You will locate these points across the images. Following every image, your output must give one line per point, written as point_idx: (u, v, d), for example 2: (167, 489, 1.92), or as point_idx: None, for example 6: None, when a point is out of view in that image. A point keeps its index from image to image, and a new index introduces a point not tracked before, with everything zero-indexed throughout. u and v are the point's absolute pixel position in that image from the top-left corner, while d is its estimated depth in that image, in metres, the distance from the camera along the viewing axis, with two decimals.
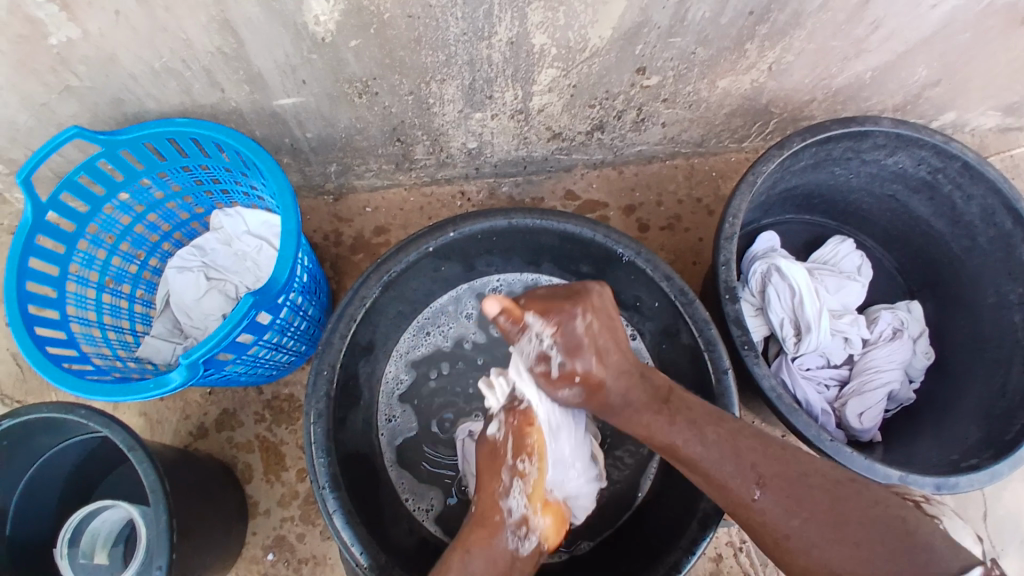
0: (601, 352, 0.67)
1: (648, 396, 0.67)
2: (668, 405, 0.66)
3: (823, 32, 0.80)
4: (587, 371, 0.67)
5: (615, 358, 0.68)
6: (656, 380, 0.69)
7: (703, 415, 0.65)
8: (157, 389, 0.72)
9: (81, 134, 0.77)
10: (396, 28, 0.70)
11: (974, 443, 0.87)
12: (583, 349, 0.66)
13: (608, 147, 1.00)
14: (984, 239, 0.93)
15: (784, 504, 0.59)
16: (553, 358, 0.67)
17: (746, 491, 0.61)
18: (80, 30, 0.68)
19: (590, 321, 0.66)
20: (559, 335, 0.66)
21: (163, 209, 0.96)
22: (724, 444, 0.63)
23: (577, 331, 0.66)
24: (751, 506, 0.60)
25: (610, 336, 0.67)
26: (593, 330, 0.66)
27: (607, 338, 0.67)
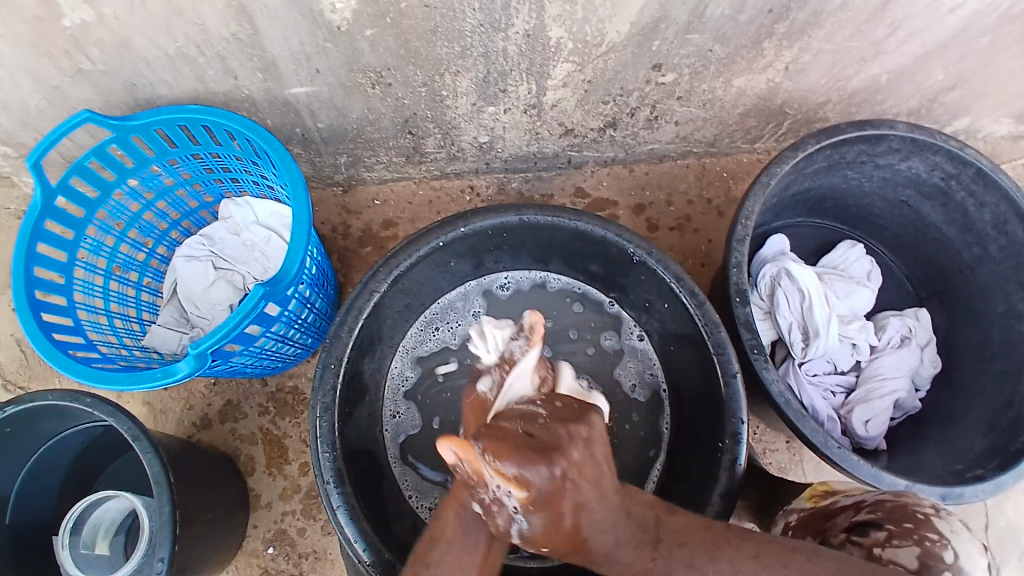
0: (579, 506, 0.52)
1: (635, 544, 0.54)
2: (658, 551, 0.54)
3: (842, 32, 0.79)
4: (556, 535, 0.53)
5: (596, 508, 0.53)
6: (643, 511, 0.56)
7: (699, 545, 0.55)
8: (162, 378, 0.72)
9: (92, 119, 0.76)
10: (412, 18, 0.70)
11: (981, 452, 0.86)
12: (560, 501, 0.51)
13: (620, 145, 1.00)
14: (996, 247, 0.92)
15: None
16: (514, 519, 0.52)
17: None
18: (95, 12, 0.67)
19: (568, 470, 0.51)
20: (525, 491, 0.50)
21: (173, 197, 0.95)
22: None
23: (555, 477, 0.50)
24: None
25: (593, 485, 0.53)
26: (582, 461, 0.52)
27: (605, 477, 0.54)
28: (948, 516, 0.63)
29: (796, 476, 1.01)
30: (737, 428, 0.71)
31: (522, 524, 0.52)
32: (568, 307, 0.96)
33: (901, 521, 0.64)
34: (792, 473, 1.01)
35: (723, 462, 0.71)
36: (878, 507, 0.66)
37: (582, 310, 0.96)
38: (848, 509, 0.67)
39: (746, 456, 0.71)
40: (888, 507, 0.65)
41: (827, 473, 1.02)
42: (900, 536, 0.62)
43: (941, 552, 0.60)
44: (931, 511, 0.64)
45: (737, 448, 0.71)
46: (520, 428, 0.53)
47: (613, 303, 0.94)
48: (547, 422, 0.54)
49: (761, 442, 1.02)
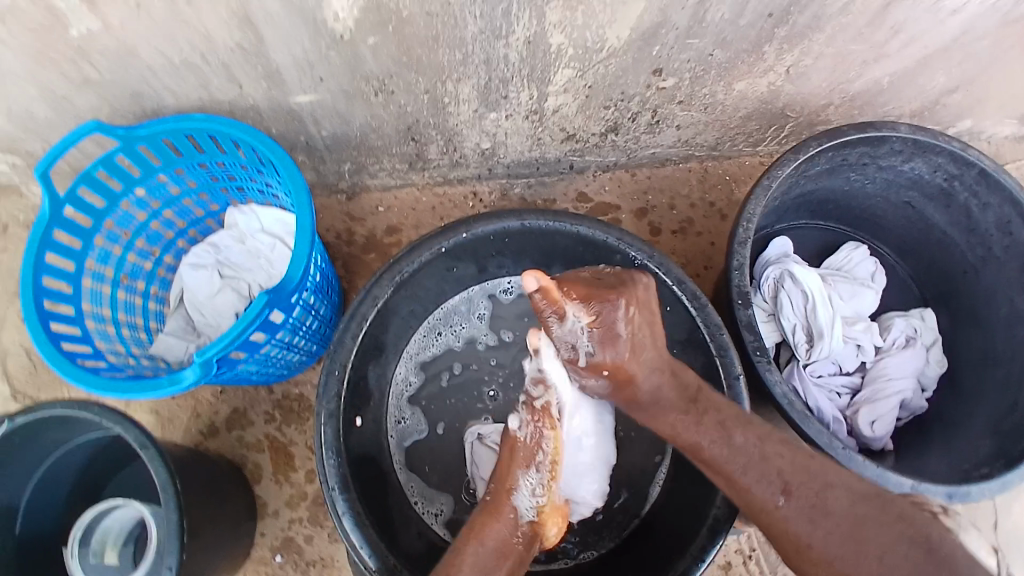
0: (634, 356, 0.66)
1: (676, 395, 0.67)
2: (694, 405, 0.66)
3: (842, 35, 0.79)
4: (619, 377, 0.67)
5: (648, 354, 0.67)
6: (687, 378, 0.68)
7: (732, 420, 0.66)
8: (169, 386, 0.72)
9: (100, 128, 0.77)
10: (414, 25, 0.71)
11: (988, 455, 0.86)
12: (617, 349, 0.65)
13: (622, 150, 1.00)
14: (1000, 248, 0.92)
15: (810, 512, 0.59)
16: (580, 351, 0.67)
17: (770, 498, 0.61)
18: (101, 21, 0.68)
19: (631, 315, 0.65)
20: (596, 344, 0.66)
21: (179, 206, 0.96)
22: (752, 450, 0.64)
23: (614, 328, 0.65)
24: (772, 512, 0.61)
25: (648, 341, 0.66)
26: (642, 300, 0.66)
27: (656, 321, 0.67)
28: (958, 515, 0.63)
29: None
30: None
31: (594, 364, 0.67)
32: None
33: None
34: None
35: None
36: None
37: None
38: None
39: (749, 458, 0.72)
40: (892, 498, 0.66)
41: None
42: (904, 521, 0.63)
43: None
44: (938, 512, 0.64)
45: None
46: (585, 274, 0.68)
47: None
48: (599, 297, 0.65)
49: None
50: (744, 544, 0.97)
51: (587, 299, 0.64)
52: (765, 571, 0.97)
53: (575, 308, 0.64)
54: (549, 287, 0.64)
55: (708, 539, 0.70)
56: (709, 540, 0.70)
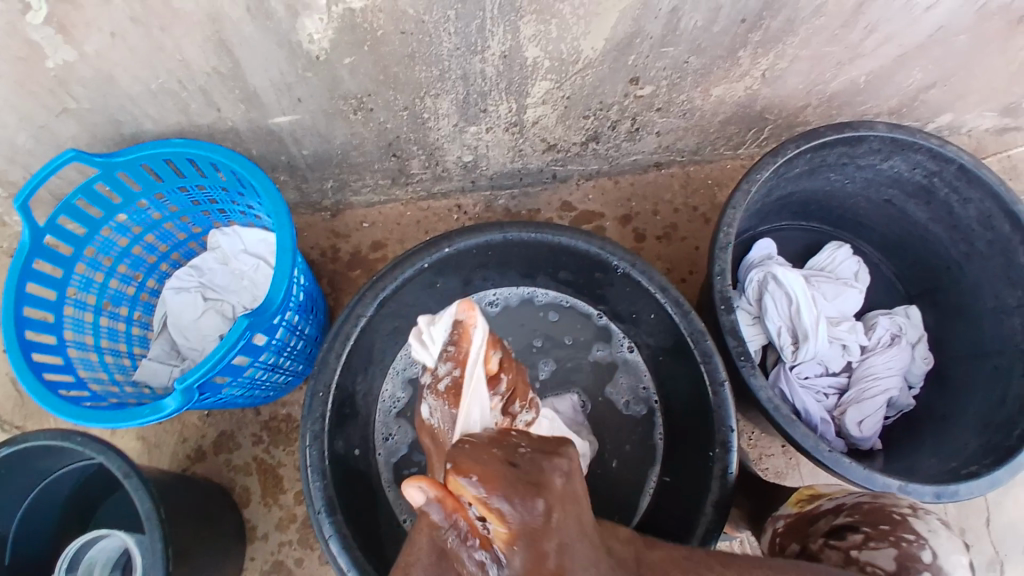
0: (561, 548, 0.42)
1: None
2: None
3: (816, 37, 0.80)
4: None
5: (582, 552, 0.43)
6: (623, 550, 0.47)
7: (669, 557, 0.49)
8: (151, 414, 0.72)
9: (78, 157, 0.77)
10: (390, 44, 0.71)
11: (975, 450, 0.86)
12: (546, 540, 0.42)
13: (604, 158, 1.01)
14: (982, 243, 0.93)
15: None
16: (495, 569, 0.42)
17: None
18: (78, 52, 0.68)
19: (566, 469, 0.47)
20: (506, 528, 0.42)
21: (161, 230, 0.95)
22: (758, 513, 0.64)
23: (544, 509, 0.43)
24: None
25: (576, 521, 0.44)
26: (566, 493, 0.45)
27: (588, 516, 0.45)
28: (927, 517, 0.66)
29: (793, 482, 1.01)
30: (726, 435, 0.72)
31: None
32: (545, 317, 0.97)
33: (878, 524, 0.67)
34: (789, 479, 1.01)
35: (714, 471, 0.71)
36: (856, 511, 0.69)
37: (557, 319, 0.97)
38: (829, 513, 0.70)
39: (737, 464, 0.71)
40: (865, 510, 0.68)
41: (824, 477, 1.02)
42: (878, 538, 0.65)
43: (918, 554, 0.63)
44: (907, 512, 0.67)
45: (728, 456, 0.71)
46: (499, 454, 0.48)
47: (601, 315, 0.94)
48: (530, 453, 0.48)
49: (757, 449, 1.02)
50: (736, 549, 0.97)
51: (490, 498, 0.43)
52: None
53: (474, 485, 0.44)
54: (443, 497, 0.44)
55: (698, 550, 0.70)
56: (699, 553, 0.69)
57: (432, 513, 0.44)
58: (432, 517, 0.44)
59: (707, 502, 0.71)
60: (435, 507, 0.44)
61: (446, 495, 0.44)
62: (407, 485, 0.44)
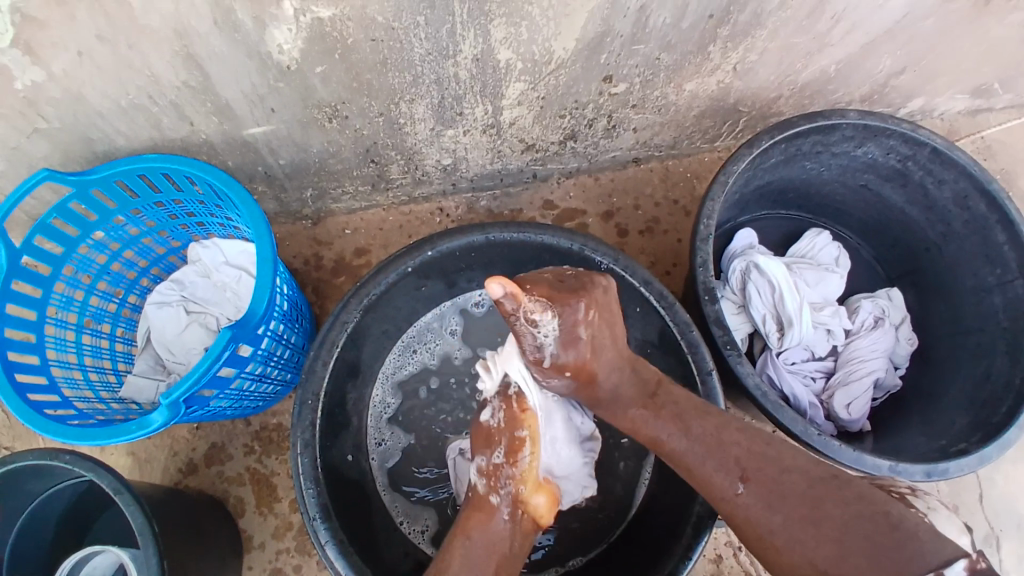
0: (586, 342, 0.65)
1: (633, 391, 0.69)
2: (652, 403, 0.68)
3: (784, 29, 0.81)
4: (573, 355, 0.65)
5: (609, 354, 0.67)
6: (647, 373, 0.70)
7: (691, 407, 0.67)
8: (139, 431, 0.71)
9: (52, 176, 0.76)
10: (361, 52, 0.71)
11: (963, 427, 0.88)
12: (580, 330, 0.64)
13: (583, 155, 1.01)
14: (959, 223, 0.94)
15: (767, 496, 0.58)
16: (547, 347, 0.64)
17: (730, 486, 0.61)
18: (46, 73, 0.67)
19: (591, 312, 0.64)
20: (561, 339, 0.64)
21: (139, 245, 0.94)
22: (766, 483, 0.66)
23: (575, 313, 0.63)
24: (732, 501, 0.60)
25: (604, 331, 0.66)
26: (603, 301, 0.66)
27: (618, 322, 0.68)
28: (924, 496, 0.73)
29: None
30: (718, 424, 0.73)
31: (547, 336, 0.63)
32: None
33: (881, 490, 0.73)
34: None
35: None
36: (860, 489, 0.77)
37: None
38: None
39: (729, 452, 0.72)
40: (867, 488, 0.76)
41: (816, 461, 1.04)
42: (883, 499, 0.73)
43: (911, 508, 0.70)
44: (907, 491, 0.73)
45: None
46: (546, 275, 0.66)
47: None
48: (569, 279, 0.65)
49: (747, 437, 1.02)
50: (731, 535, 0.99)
51: (551, 300, 0.62)
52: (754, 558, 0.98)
53: (540, 297, 0.61)
54: (519, 296, 0.59)
55: (695, 534, 0.70)
56: (694, 539, 0.70)
57: (505, 304, 0.58)
58: (505, 308, 0.59)
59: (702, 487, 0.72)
60: (508, 301, 0.58)
61: (521, 296, 0.59)
62: (489, 281, 0.56)
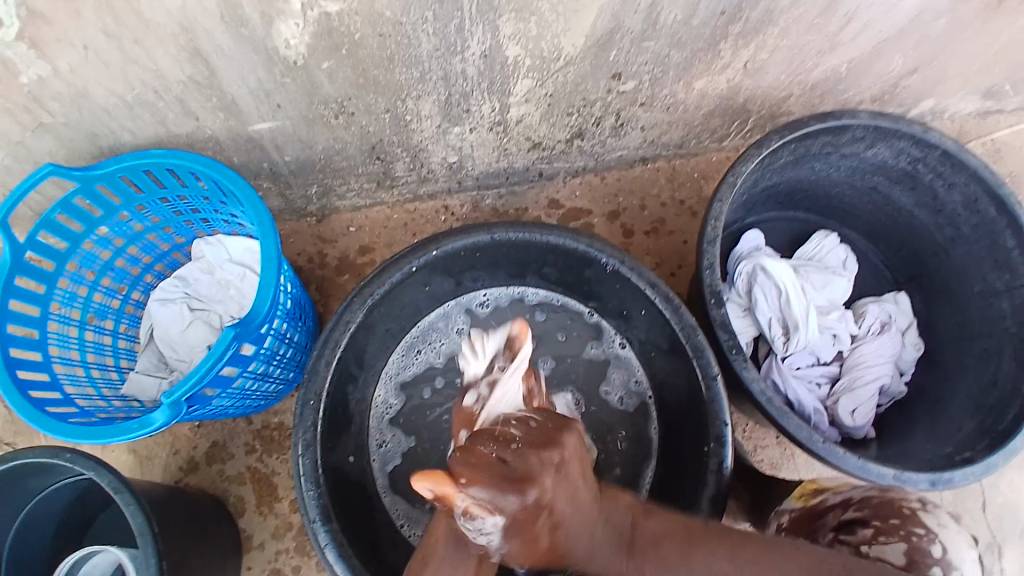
0: (552, 534, 0.53)
1: (610, 548, 0.56)
2: (632, 558, 0.56)
3: (796, 28, 0.80)
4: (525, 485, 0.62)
5: (578, 509, 0.55)
6: (621, 515, 0.59)
7: (675, 555, 0.56)
8: (140, 429, 0.70)
9: (56, 171, 0.76)
10: (368, 47, 0.70)
11: (969, 434, 0.87)
12: (542, 514, 0.51)
13: (590, 154, 1.00)
14: (968, 227, 0.93)
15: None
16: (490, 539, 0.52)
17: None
18: (50, 67, 0.66)
19: (553, 475, 0.52)
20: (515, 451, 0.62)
21: (144, 241, 0.94)
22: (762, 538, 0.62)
23: (534, 516, 0.51)
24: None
25: (568, 505, 0.53)
26: (550, 485, 0.52)
27: (582, 487, 0.55)
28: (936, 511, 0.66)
29: (789, 471, 1.01)
30: (721, 430, 0.72)
31: (493, 537, 0.52)
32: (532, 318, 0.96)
33: (889, 517, 0.67)
34: (784, 469, 1.01)
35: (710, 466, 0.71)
36: (865, 505, 0.69)
37: (545, 318, 0.96)
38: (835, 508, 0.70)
39: (733, 458, 0.71)
40: (874, 504, 0.69)
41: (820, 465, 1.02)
42: (888, 533, 0.65)
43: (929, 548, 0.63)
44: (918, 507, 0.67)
45: (724, 450, 0.71)
46: (492, 452, 0.53)
47: (593, 312, 0.93)
48: (520, 447, 0.53)
49: (752, 440, 1.02)
50: None
51: (491, 500, 0.50)
52: None
53: (471, 489, 0.50)
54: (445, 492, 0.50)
55: None
56: None
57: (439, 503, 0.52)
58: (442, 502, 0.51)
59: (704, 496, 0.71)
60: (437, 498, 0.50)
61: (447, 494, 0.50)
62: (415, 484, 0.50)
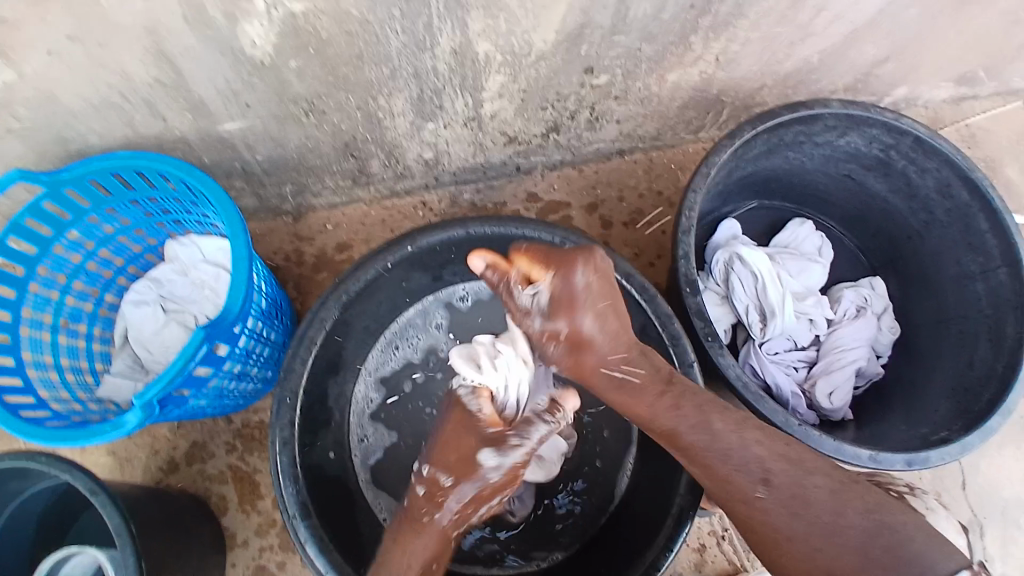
0: (590, 317, 0.68)
1: (652, 374, 0.68)
2: (670, 386, 0.67)
3: (766, 20, 0.80)
4: (566, 305, 0.67)
5: (614, 326, 0.69)
6: (656, 359, 0.69)
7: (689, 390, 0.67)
8: (114, 431, 0.70)
9: (25, 177, 0.74)
10: (337, 46, 0.69)
11: (945, 416, 0.89)
12: (565, 301, 0.67)
13: (566, 148, 1.00)
14: (941, 212, 0.95)
15: (770, 483, 0.62)
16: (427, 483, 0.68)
17: (750, 487, 0.62)
18: (15, 73, 0.65)
19: (586, 280, 0.67)
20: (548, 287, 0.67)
21: (115, 244, 0.93)
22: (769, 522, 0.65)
23: (574, 296, 0.67)
24: (752, 504, 0.62)
25: (591, 297, 0.67)
26: (590, 284, 0.67)
27: (620, 300, 0.70)
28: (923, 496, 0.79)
29: None
30: None
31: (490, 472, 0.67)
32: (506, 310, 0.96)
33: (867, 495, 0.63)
34: None
35: None
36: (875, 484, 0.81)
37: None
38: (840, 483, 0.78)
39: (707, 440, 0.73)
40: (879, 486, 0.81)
41: None
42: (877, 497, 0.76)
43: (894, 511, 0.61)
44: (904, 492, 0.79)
45: None
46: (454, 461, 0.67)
47: None
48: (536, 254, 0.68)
49: None
50: (715, 524, 0.99)
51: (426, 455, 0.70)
52: (737, 547, 0.99)
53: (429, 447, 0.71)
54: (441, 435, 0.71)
55: (674, 530, 0.70)
56: (675, 530, 0.71)
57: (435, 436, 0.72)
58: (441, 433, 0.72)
59: (681, 482, 0.72)
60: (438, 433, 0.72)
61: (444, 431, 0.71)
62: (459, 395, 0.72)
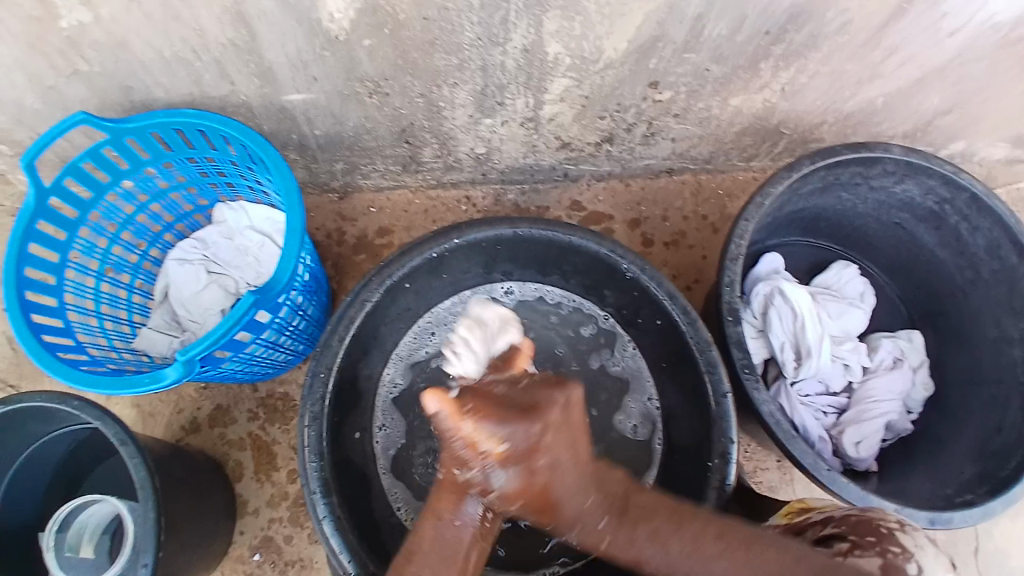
0: (563, 469, 0.56)
1: (605, 515, 0.58)
2: (623, 524, 0.57)
3: (837, 55, 0.79)
4: (523, 461, 0.55)
5: (569, 476, 0.57)
6: (616, 484, 0.59)
7: (664, 517, 0.57)
8: (150, 384, 0.71)
9: (88, 120, 0.76)
10: (410, 29, 0.70)
11: (972, 477, 0.86)
12: (537, 457, 0.55)
13: (616, 160, 1.00)
14: (989, 272, 0.92)
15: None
16: None
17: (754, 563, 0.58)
18: (92, 14, 0.67)
19: (544, 434, 0.55)
20: (507, 438, 0.54)
21: (166, 199, 0.95)
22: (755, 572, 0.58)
23: (537, 440, 0.55)
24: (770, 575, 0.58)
25: (569, 443, 0.56)
26: (557, 417, 0.56)
27: (575, 425, 0.57)
28: (914, 533, 0.63)
29: (785, 496, 1.01)
30: (726, 446, 0.72)
31: None
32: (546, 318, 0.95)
33: (865, 535, 0.64)
34: (782, 493, 1.01)
35: (711, 481, 0.71)
36: (844, 522, 0.66)
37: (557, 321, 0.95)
38: (816, 524, 0.68)
39: (734, 476, 0.71)
40: (852, 522, 0.66)
41: (818, 493, 1.02)
42: (864, 548, 0.62)
43: (902, 565, 0.60)
44: (894, 527, 0.64)
45: (726, 468, 0.71)
46: None
47: (608, 317, 0.92)
48: (529, 385, 0.58)
49: (752, 461, 1.02)
50: None
51: None
52: None
53: None
54: None
55: None
56: None
57: None
58: None
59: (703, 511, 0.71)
60: None
61: None
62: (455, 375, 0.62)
